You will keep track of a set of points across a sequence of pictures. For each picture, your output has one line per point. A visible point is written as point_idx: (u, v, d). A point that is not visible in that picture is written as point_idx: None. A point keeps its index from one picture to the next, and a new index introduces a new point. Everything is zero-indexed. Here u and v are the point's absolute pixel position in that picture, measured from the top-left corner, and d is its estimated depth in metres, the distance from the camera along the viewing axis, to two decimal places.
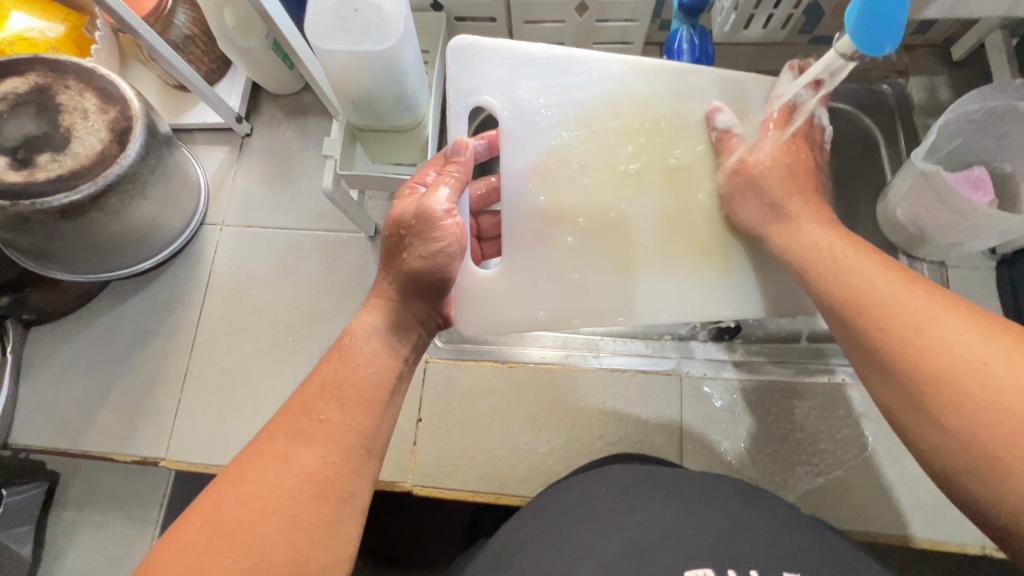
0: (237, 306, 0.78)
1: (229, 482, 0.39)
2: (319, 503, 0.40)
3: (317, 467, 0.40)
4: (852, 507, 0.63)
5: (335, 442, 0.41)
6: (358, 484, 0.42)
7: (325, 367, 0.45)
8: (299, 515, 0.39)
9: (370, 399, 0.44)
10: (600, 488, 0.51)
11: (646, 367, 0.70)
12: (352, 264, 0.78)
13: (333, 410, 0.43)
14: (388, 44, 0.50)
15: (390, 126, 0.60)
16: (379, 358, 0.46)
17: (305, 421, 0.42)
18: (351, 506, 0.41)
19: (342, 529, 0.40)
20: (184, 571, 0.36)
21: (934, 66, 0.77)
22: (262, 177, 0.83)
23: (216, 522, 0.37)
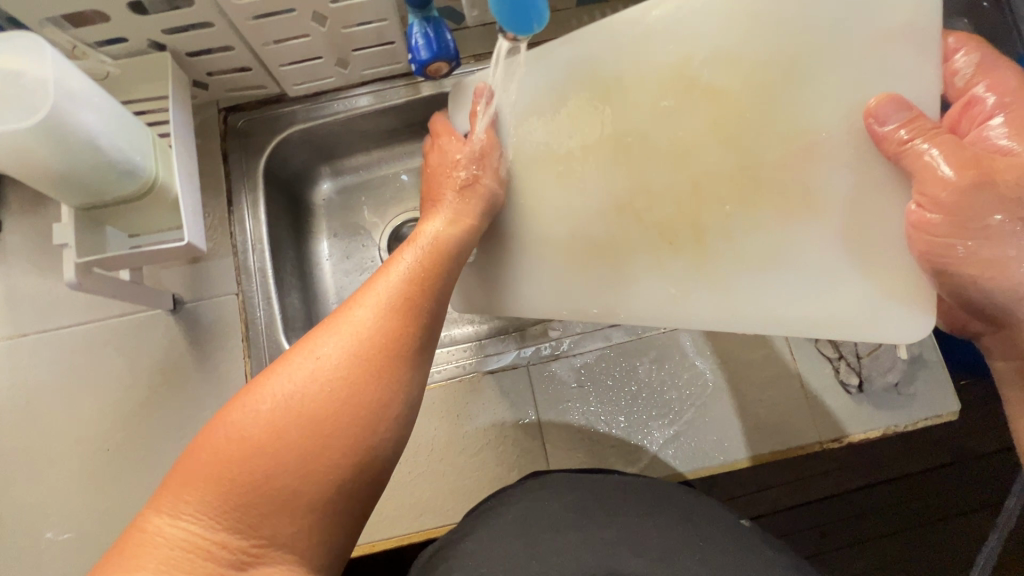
0: (32, 430, 0.67)
1: (296, 352, 0.45)
2: (371, 380, 0.44)
3: (365, 344, 0.45)
4: (707, 446, 0.65)
5: (377, 336, 0.46)
6: (404, 393, 0.46)
7: (394, 260, 0.53)
8: (350, 386, 0.44)
9: (402, 304, 0.49)
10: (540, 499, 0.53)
11: (493, 367, 0.69)
12: (158, 345, 0.70)
13: (370, 305, 0.48)
14: (38, 116, 0.43)
15: (115, 198, 0.52)
16: (417, 253, 0.53)
17: (346, 309, 0.48)
18: (394, 404, 0.45)
19: (387, 414, 0.45)
20: (249, 409, 0.42)
21: None
22: (25, 273, 0.72)
23: (280, 386, 0.43)
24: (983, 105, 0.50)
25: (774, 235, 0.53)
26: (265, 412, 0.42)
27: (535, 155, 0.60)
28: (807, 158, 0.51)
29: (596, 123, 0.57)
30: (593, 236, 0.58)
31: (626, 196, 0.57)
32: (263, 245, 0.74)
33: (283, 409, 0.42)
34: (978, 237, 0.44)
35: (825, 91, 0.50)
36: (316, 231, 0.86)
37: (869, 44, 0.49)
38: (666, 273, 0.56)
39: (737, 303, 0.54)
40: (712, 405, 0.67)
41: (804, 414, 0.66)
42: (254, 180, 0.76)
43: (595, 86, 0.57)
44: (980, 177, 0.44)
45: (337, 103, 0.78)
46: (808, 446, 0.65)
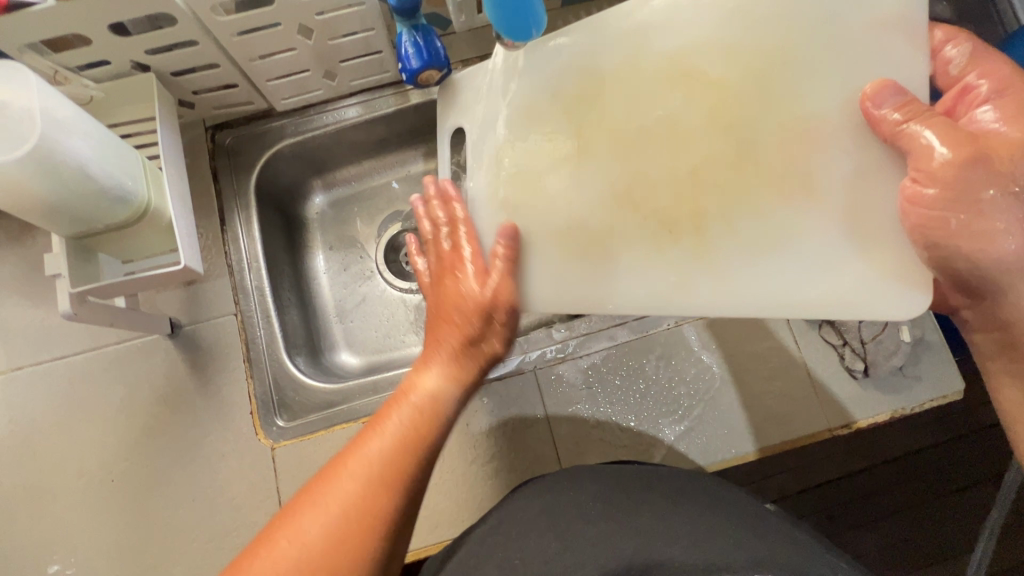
0: (31, 466, 0.66)
1: (308, 498, 0.45)
2: (387, 509, 0.45)
3: (380, 472, 0.46)
4: (718, 440, 0.65)
5: (388, 461, 0.47)
6: (414, 511, 0.48)
7: (390, 409, 0.51)
8: (365, 521, 0.44)
9: (414, 430, 0.49)
10: (557, 497, 0.53)
11: (500, 373, 0.69)
12: (157, 371, 0.69)
13: (386, 436, 0.48)
14: (28, 146, 0.42)
15: (108, 226, 0.51)
16: (422, 377, 0.53)
17: (361, 442, 0.49)
18: (405, 531, 0.47)
19: (398, 545, 0.46)
20: (261, 569, 0.42)
21: None
22: (15, 306, 0.70)
23: (294, 535, 0.43)
24: (978, 91, 0.47)
25: (776, 222, 0.51)
26: (281, 567, 0.42)
27: (529, 147, 0.59)
28: (800, 142, 0.50)
29: (589, 116, 0.57)
30: (586, 225, 0.56)
31: (624, 185, 0.55)
32: (259, 262, 0.73)
33: (299, 562, 0.42)
34: (970, 212, 0.42)
35: (821, 72, 0.49)
36: (310, 245, 0.85)
37: (866, 26, 0.48)
38: (661, 258, 0.54)
39: (739, 289, 0.52)
40: (721, 399, 0.67)
41: (811, 402, 0.66)
42: (245, 198, 0.75)
43: (590, 78, 0.57)
44: (976, 153, 0.42)
45: (325, 115, 0.77)
46: (818, 434, 0.65)
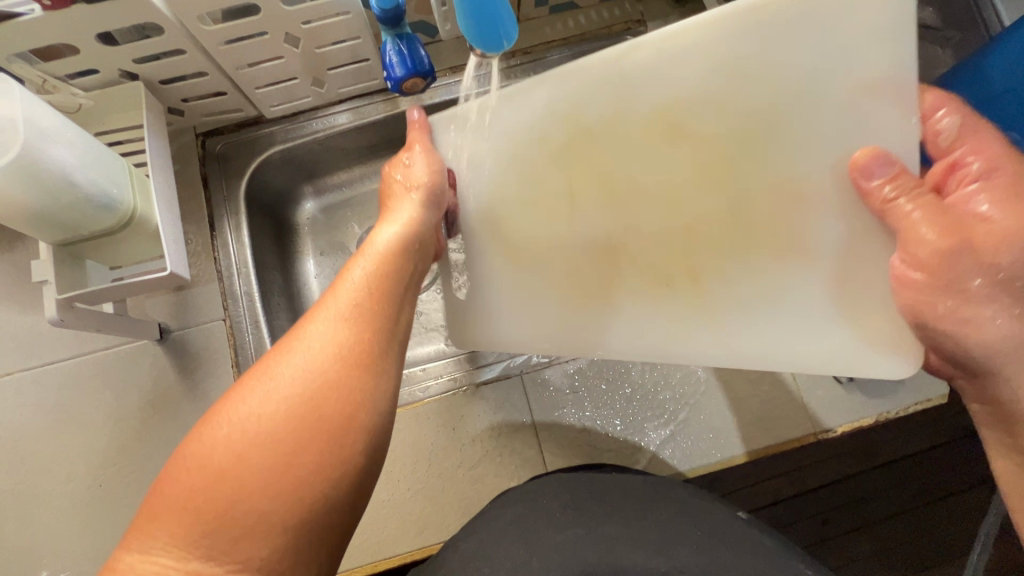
0: (20, 471, 0.66)
1: (253, 375, 0.42)
2: (338, 379, 0.42)
3: (332, 346, 0.43)
4: (703, 444, 0.65)
5: (341, 332, 0.44)
6: (377, 375, 0.44)
7: (353, 264, 0.51)
8: (316, 391, 0.41)
9: (365, 307, 0.47)
10: (536, 504, 0.53)
11: (486, 378, 0.69)
12: (146, 376, 0.69)
13: (332, 316, 0.45)
14: (13, 154, 0.42)
15: (92, 233, 0.52)
16: (374, 262, 0.51)
17: (299, 328, 0.45)
18: (369, 390, 0.43)
19: (361, 408, 0.42)
20: (210, 439, 0.40)
21: (665, 8, 0.82)
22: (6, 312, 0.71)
23: (238, 411, 0.40)
24: (968, 169, 0.47)
25: (770, 282, 0.52)
26: (224, 440, 0.39)
27: (520, 201, 0.58)
28: (795, 204, 0.50)
29: (578, 167, 0.56)
30: (581, 276, 0.57)
31: (615, 235, 0.55)
32: (248, 268, 0.74)
33: (247, 429, 0.39)
34: (956, 297, 0.44)
35: (814, 135, 0.49)
36: (301, 251, 0.86)
37: (856, 87, 0.47)
38: (666, 309, 0.55)
39: (738, 342, 0.53)
40: (706, 403, 0.67)
41: (795, 406, 0.66)
42: (235, 203, 0.75)
43: (574, 124, 0.55)
44: (959, 243, 0.43)
45: (314, 122, 0.77)
46: (803, 438, 0.66)
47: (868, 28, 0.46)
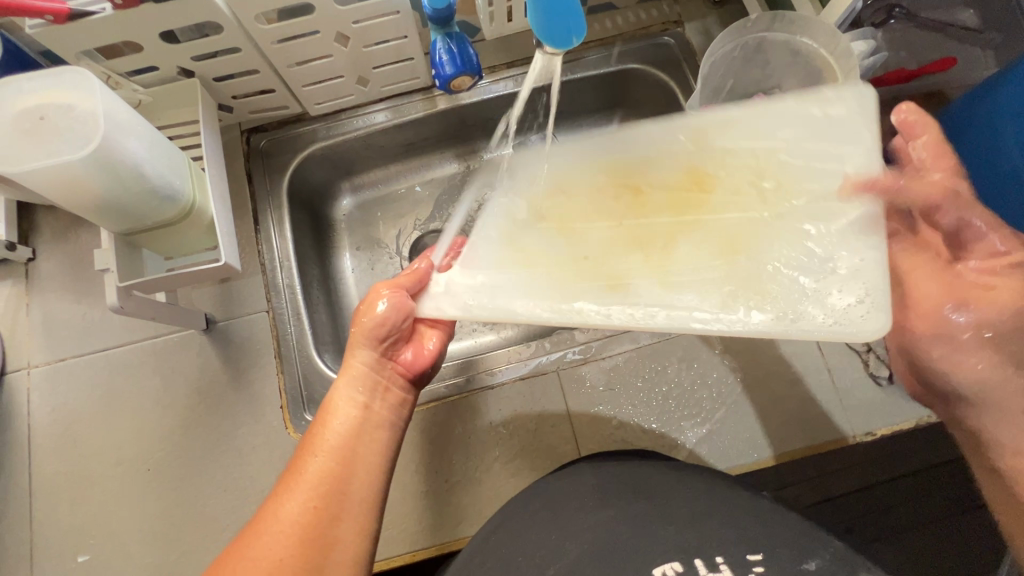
0: (71, 453, 0.68)
1: (242, 534, 0.47)
2: (306, 548, 0.46)
3: (300, 514, 0.47)
4: (740, 443, 0.65)
5: (311, 490, 0.49)
6: (341, 534, 0.48)
7: (321, 433, 0.53)
8: (288, 559, 0.45)
9: (338, 463, 0.51)
10: (576, 489, 0.54)
11: (524, 373, 0.70)
12: (192, 365, 0.71)
13: (315, 464, 0.50)
14: (92, 147, 0.44)
15: (155, 223, 0.54)
16: (344, 415, 0.54)
17: (284, 480, 0.50)
18: (337, 555, 0.48)
19: (330, 571, 0.47)
20: None
21: (703, 9, 0.82)
22: (61, 300, 0.73)
23: (227, 569, 0.45)
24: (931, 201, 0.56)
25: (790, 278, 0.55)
26: None
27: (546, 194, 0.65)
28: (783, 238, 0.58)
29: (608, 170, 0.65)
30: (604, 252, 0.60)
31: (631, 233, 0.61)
32: (290, 261, 0.75)
33: None
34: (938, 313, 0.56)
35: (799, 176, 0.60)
36: (338, 246, 0.87)
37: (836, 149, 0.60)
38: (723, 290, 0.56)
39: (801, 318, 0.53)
40: (743, 403, 0.67)
41: (833, 406, 0.66)
42: (278, 198, 0.77)
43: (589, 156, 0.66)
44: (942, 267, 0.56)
45: (356, 119, 0.79)
46: (842, 440, 0.65)
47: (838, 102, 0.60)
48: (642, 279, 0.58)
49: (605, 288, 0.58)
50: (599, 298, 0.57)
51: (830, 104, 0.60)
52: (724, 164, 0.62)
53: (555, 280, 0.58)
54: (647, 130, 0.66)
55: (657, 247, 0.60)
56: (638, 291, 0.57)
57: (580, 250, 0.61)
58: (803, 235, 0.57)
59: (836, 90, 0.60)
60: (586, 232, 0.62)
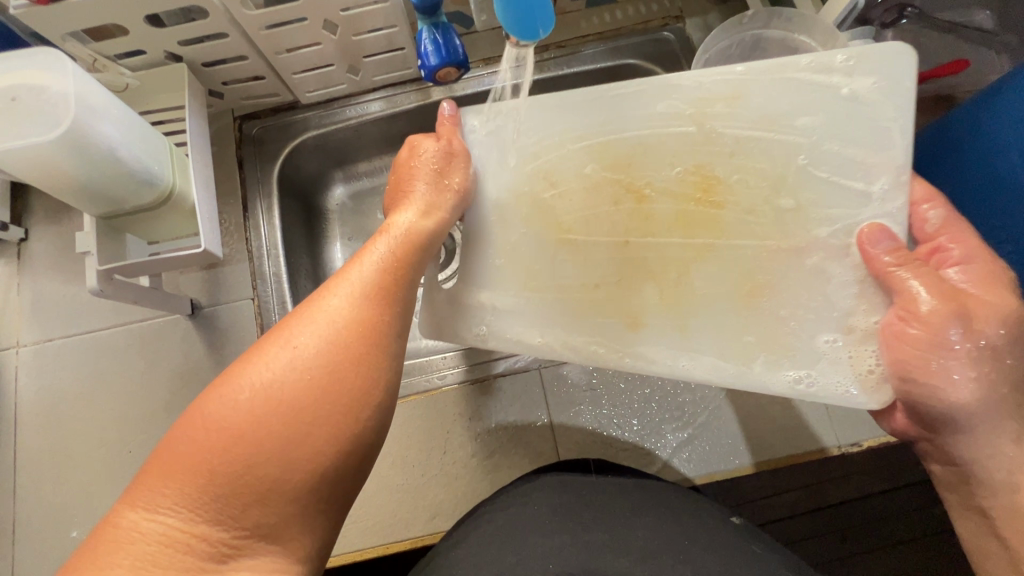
0: (56, 433, 0.69)
1: (274, 335, 0.43)
2: (348, 350, 0.42)
3: (345, 318, 0.43)
4: (722, 450, 0.64)
5: (358, 300, 0.45)
6: (385, 350, 0.44)
7: (374, 241, 0.51)
8: (328, 361, 0.41)
9: (386, 282, 0.47)
10: (536, 506, 0.53)
11: (506, 370, 0.69)
12: (177, 349, 0.71)
13: (360, 278, 0.47)
14: (64, 130, 0.44)
15: (135, 207, 0.54)
16: (396, 240, 0.51)
17: (329, 288, 0.46)
18: (380, 364, 0.43)
19: (372, 381, 0.42)
20: (224, 389, 0.40)
21: (705, 4, 0.80)
22: (51, 282, 0.74)
23: (256, 367, 0.41)
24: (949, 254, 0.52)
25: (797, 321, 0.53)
26: (239, 398, 0.39)
27: (547, 189, 0.58)
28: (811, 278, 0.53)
29: (613, 166, 0.57)
30: (608, 279, 0.57)
31: (641, 255, 0.56)
32: (278, 250, 0.75)
33: (262, 391, 0.39)
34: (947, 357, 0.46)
35: (822, 194, 0.53)
36: (329, 236, 0.87)
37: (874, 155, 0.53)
38: (733, 336, 0.54)
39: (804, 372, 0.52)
40: (726, 408, 0.66)
41: (818, 416, 0.65)
42: (267, 186, 0.77)
43: (598, 137, 0.58)
44: (958, 309, 0.46)
45: (348, 109, 0.79)
46: (827, 450, 0.64)
47: (880, 91, 0.52)
48: (657, 315, 0.56)
49: (621, 329, 0.56)
50: (619, 336, 0.56)
51: (852, 76, 0.53)
52: (736, 164, 0.55)
53: (566, 316, 0.57)
54: (631, 94, 0.57)
55: (671, 276, 0.56)
56: (655, 332, 0.55)
57: (591, 275, 0.57)
58: (823, 274, 0.53)
59: (846, 54, 0.52)
60: (591, 248, 0.57)
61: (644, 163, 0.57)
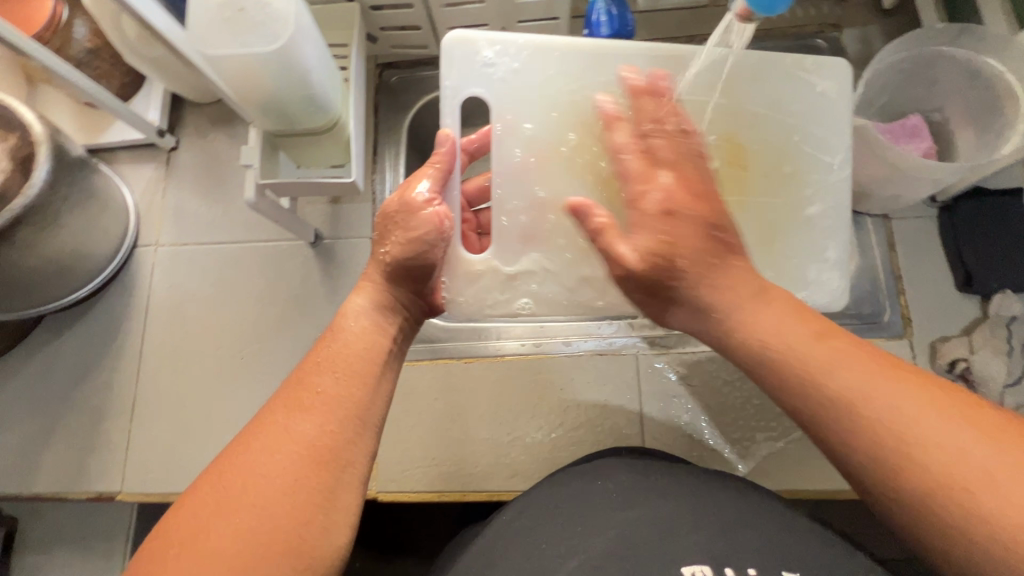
0: (179, 328, 0.75)
1: (233, 452, 0.39)
2: (319, 469, 0.38)
3: (315, 435, 0.39)
4: (814, 469, 0.64)
5: (332, 411, 0.40)
6: (356, 452, 0.40)
7: (322, 343, 0.45)
8: (300, 479, 0.38)
9: (362, 371, 0.43)
10: (601, 478, 0.48)
11: (602, 350, 0.70)
12: (295, 273, 0.76)
13: (328, 381, 0.42)
14: (281, 44, 0.47)
15: (304, 129, 0.57)
16: (368, 334, 0.45)
17: (302, 392, 0.41)
18: (350, 474, 0.40)
19: (343, 495, 0.39)
20: (187, 530, 0.35)
21: (867, 15, 0.77)
22: (192, 192, 0.80)
23: (218, 489, 0.37)
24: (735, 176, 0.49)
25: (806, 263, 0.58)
26: (206, 535, 0.35)
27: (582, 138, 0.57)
28: (807, 232, 0.58)
29: None
30: None
31: None
32: None
33: (229, 530, 0.35)
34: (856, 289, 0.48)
35: (826, 166, 0.58)
36: None
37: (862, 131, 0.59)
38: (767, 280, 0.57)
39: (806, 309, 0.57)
40: None
41: None
42: (397, 134, 0.80)
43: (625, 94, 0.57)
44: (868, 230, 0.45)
45: None
46: None
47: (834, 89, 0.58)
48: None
49: None
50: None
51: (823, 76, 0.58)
52: (756, 132, 0.58)
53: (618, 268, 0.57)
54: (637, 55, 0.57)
55: None
56: None
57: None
58: (813, 225, 0.57)
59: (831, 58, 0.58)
60: None
61: (704, 119, 0.57)
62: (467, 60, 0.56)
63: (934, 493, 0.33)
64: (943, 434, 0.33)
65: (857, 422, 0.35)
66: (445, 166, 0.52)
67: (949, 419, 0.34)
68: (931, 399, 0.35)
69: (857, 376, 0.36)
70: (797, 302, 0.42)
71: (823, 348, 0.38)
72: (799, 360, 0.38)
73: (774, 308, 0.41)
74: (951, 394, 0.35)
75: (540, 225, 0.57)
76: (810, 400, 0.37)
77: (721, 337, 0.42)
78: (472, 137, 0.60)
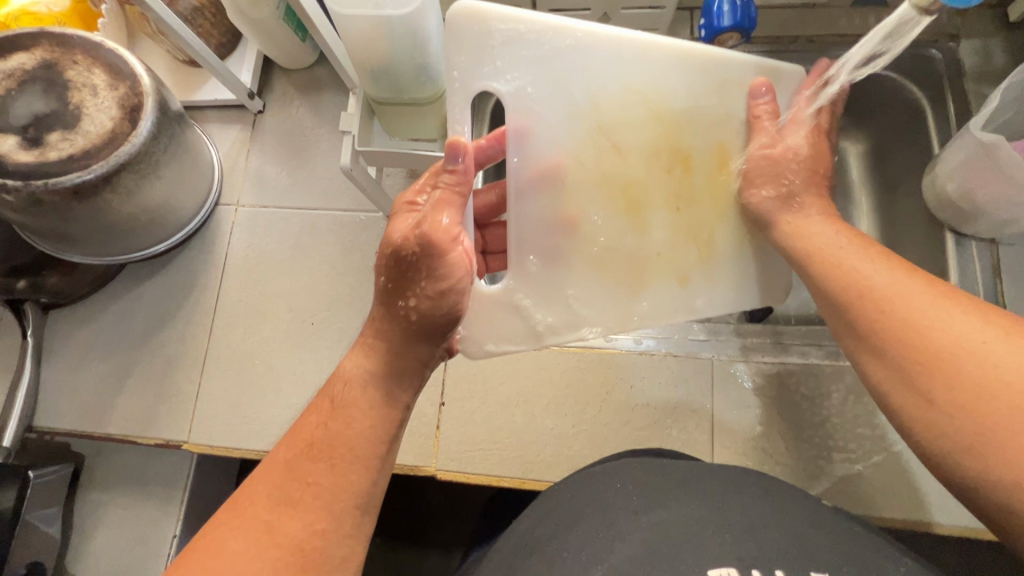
0: (254, 288, 0.76)
1: (213, 549, 0.38)
2: (310, 567, 0.39)
3: (306, 536, 0.39)
4: (894, 496, 0.61)
5: (325, 507, 0.41)
6: (350, 545, 0.41)
7: (319, 416, 0.44)
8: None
9: (363, 455, 0.43)
10: (612, 482, 0.45)
11: (674, 350, 0.68)
12: (370, 244, 0.77)
13: (324, 471, 0.41)
14: (410, 8, 0.48)
15: (410, 99, 0.57)
16: (377, 412, 0.44)
17: (294, 486, 0.40)
18: (347, 565, 0.41)
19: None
20: None
21: (989, 28, 0.72)
22: (275, 156, 0.81)
23: None
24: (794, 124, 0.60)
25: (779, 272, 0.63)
26: None
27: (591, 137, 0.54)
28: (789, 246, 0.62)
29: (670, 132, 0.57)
30: (648, 255, 0.58)
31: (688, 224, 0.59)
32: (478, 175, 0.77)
33: None
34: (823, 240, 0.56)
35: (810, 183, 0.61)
36: None
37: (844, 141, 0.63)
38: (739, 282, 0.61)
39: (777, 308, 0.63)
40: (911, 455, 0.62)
41: None
42: (480, 115, 0.79)
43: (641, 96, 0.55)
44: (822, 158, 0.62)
45: None
46: None
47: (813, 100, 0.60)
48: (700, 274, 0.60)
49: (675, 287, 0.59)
50: (675, 298, 0.59)
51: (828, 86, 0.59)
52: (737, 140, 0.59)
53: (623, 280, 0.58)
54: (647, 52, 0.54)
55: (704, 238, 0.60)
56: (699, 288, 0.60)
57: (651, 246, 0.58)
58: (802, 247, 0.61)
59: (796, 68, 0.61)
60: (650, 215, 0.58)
61: (692, 129, 0.58)
62: (479, 46, 0.49)
63: (911, 374, 0.43)
64: (954, 327, 0.42)
65: (904, 337, 0.45)
66: (461, 191, 0.47)
67: (1015, 343, 0.40)
68: (959, 304, 0.44)
69: (921, 305, 0.45)
70: (861, 236, 0.55)
71: (896, 275, 0.48)
72: (830, 253, 0.54)
73: (815, 219, 0.58)
74: (987, 315, 0.42)
75: (563, 243, 0.56)
76: (834, 288, 0.52)
77: (803, 254, 0.55)
78: (482, 144, 0.54)
